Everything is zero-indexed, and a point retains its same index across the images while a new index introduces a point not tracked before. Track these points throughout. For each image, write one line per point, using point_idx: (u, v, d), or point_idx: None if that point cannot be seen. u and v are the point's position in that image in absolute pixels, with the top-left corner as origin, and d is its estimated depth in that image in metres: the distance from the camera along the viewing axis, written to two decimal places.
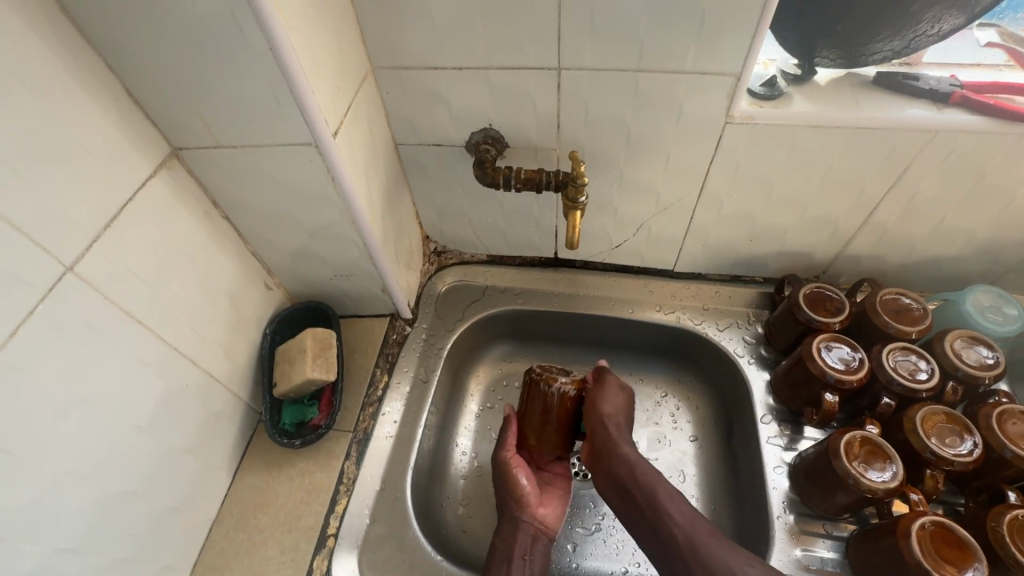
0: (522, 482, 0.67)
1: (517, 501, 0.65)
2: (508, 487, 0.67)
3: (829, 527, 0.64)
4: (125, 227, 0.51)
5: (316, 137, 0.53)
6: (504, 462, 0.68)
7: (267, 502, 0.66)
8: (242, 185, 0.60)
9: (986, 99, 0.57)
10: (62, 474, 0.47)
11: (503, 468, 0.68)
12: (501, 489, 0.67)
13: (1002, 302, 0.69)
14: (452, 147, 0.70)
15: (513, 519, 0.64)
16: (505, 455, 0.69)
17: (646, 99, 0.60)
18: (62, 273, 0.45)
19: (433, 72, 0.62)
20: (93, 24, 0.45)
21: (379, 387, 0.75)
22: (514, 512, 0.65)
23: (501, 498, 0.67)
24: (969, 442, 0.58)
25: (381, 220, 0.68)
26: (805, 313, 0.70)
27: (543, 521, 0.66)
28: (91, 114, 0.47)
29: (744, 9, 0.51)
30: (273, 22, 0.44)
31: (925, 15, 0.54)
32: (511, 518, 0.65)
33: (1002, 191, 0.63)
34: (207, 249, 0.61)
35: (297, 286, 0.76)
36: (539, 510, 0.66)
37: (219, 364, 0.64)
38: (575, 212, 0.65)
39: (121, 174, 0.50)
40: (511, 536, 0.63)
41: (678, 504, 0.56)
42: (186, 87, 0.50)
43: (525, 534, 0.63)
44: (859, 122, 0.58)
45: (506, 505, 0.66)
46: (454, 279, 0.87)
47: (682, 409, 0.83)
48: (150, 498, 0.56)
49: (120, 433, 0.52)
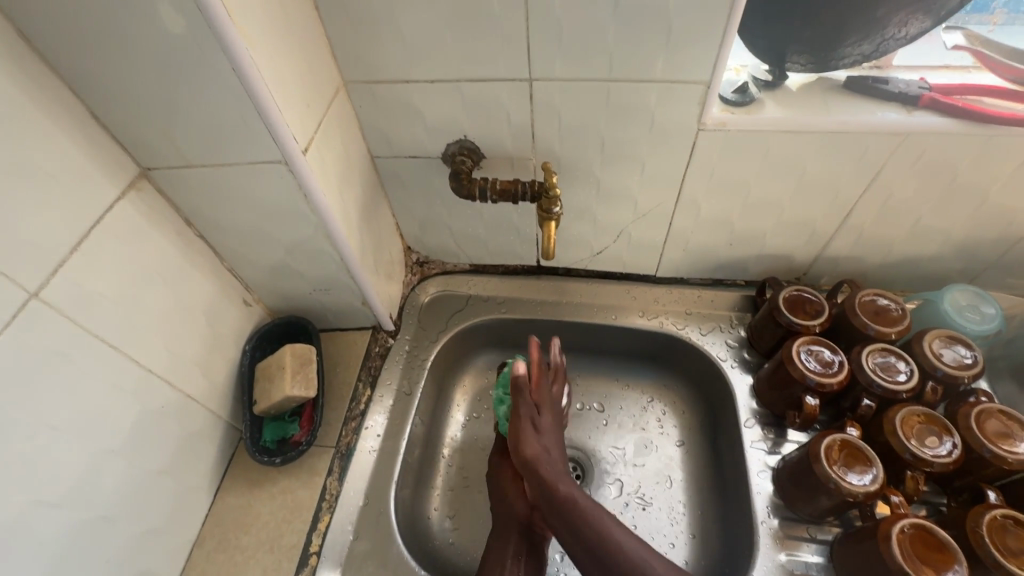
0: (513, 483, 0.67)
1: (509, 506, 0.66)
2: (506, 491, 0.67)
3: (813, 530, 0.64)
4: (93, 250, 0.50)
5: (286, 155, 0.53)
6: (497, 468, 0.70)
7: (249, 521, 0.66)
8: (215, 203, 0.59)
9: (954, 101, 0.58)
10: (32, 504, 0.47)
11: (497, 473, 0.70)
12: (495, 492, 0.69)
13: (979, 301, 0.70)
14: (428, 159, 0.70)
15: (506, 525, 0.64)
16: (498, 461, 0.71)
17: (618, 108, 0.60)
18: (26, 299, 0.45)
19: (405, 85, 0.61)
20: (51, 47, 0.44)
21: (362, 401, 0.74)
22: (507, 516, 0.65)
23: (495, 501, 0.68)
24: (948, 443, 0.59)
25: (358, 234, 0.68)
26: (785, 316, 0.70)
27: (535, 528, 0.64)
28: (55, 139, 0.46)
29: (711, 18, 0.51)
30: (236, 42, 0.44)
31: (891, 20, 0.55)
32: (503, 523, 0.65)
33: (975, 191, 0.64)
34: (181, 268, 0.60)
35: (276, 302, 0.75)
36: (537, 515, 0.65)
37: (197, 384, 0.64)
38: (550, 223, 0.66)
39: (87, 197, 0.49)
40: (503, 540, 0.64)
41: (625, 532, 0.51)
42: (152, 109, 0.49)
43: (518, 540, 0.64)
44: (831, 126, 0.59)
45: (498, 508, 0.67)
46: (437, 290, 0.86)
47: (669, 414, 0.83)
48: (127, 523, 0.56)
49: (93, 458, 0.52)
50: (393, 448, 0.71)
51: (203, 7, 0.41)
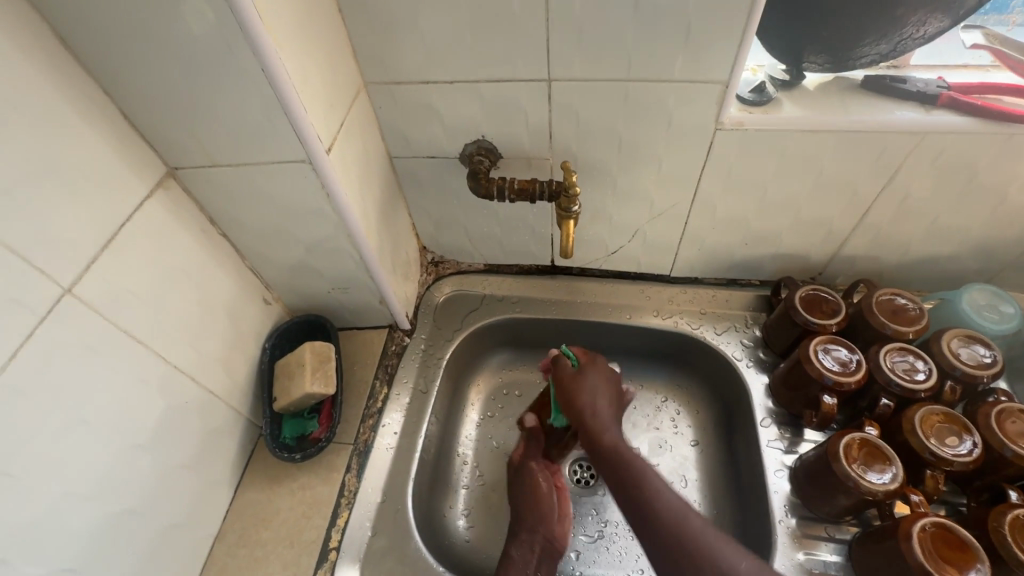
0: (545, 488, 0.69)
1: (541, 516, 0.68)
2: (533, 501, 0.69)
3: (831, 530, 0.64)
4: (123, 247, 0.51)
5: (310, 155, 0.54)
6: (533, 477, 0.70)
7: (269, 516, 0.66)
8: (239, 202, 0.60)
9: (973, 100, 0.58)
10: (63, 496, 0.48)
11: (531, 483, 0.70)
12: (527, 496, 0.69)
13: (997, 300, 0.70)
14: (446, 159, 0.71)
15: (531, 526, 0.67)
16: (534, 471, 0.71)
17: (636, 108, 0.61)
18: (59, 295, 0.46)
19: (424, 86, 0.62)
20: (86, 48, 0.46)
21: (379, 399, 0.75)
22: (536, 526, 0.67)
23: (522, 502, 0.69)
24: (968, 442, 0.58)
25: (377, 234, 0.69)
26: (801, 315, 0.70)
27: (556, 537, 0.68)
28: (87, 138, 0.47)
29: (729, 17, 0.51)
30: (264, 42, 0.45)
31: (910, 19, 0.55)
32: (530, 529, 0.67)
33: (994, 190, 0.63)
34: (205, 266, 0.62)
35: (295, 300, 0.76)
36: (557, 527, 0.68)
37: (219, 380, 0.64)
38: (568, 222, 0.66)
39: (117, 196, 0.50)
40: (527, 544, 0.66)
41: (667, 489, 0.55)
42: (181, 109, 0.50)
43: (541, 545, 0.66)
44: (849, 125, 0.59)
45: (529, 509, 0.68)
46: (452, 289, 0.87)
47: (683, 413, 0.83)
48: (151, 516, 0.57)
49: (120, 451, 0.53)
50: (410, 445, 0.72)
51: (234, 8, 0.42)
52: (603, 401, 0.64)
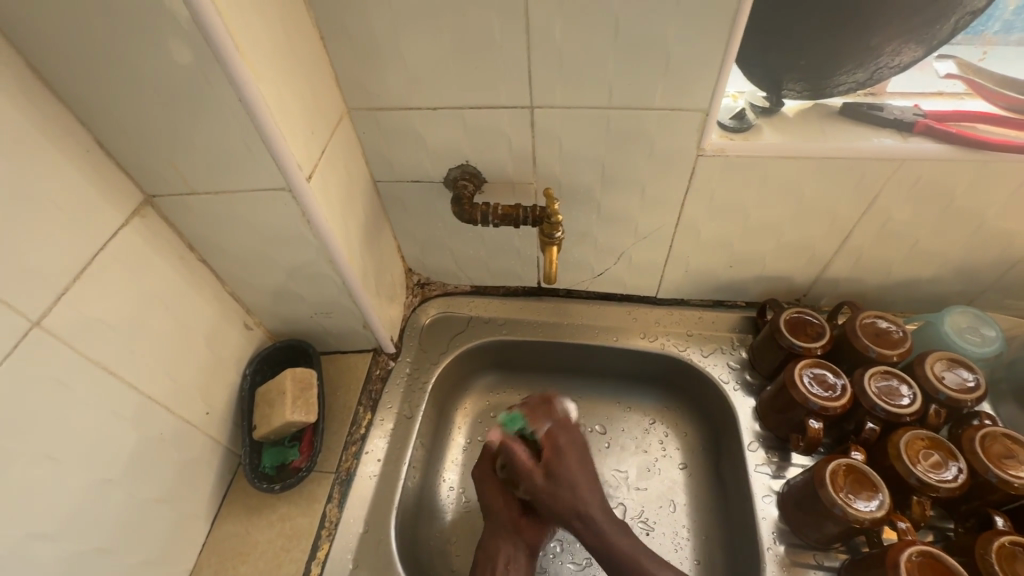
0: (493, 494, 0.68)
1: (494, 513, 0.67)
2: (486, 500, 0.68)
3: (820, 557, 0.63)
4: (97, 277, 0.50)
5: (290, 183, 0.53)
6: (480, 476, 0.70)
7: (246, 550, 0.65)
8: (219, 230, 0.59)
9: (948, 128, 0.59)
10: (30, 538, 0.46)
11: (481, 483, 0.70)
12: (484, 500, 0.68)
13: (980, 323, 0.70)
14: (430, 183, 0.71)
15: (498, 536, 0.66)
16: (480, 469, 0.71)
17: (618, 135, 0.61)
18: (28, 329, 0.45)
19: (408, 112, 0.62)
20: (61, 79, 0.45)
21: (362, 425, 0.74)
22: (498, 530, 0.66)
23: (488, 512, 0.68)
24: (953, 468, 0.58)
25: (359, 258, 0.68)
26: (786, 338, 0.70)
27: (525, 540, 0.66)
28: (61, 169, 0.47)
29: (708, 44, 0.52)
30: (240, 72, 0.44)
31: (885, 49, 0.55)
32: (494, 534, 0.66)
33: (973, 213, 0.64)
34: (184, 294, 0.61)
35: (277, 325, 0.75)
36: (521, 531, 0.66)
37: (196, 410, 0.63)
38: (551, 248, 0.66)
39: (91, 226, 0.50)
40: (495, 553, 0.65)
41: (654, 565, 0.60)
42: (159, 140, 0.50)
43: (507, 551, 0.65)
44: (829, 153, 0.60)
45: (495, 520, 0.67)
46: (437, 311, 0.86)
47: (671, 436, 0.82)
48: (122, 553, 0.55)
49: (90, 488, 0.51)
50: (393, 474, 0.70)
51: (208, 36, 0.42)
52: (575, 461, 0.66)
